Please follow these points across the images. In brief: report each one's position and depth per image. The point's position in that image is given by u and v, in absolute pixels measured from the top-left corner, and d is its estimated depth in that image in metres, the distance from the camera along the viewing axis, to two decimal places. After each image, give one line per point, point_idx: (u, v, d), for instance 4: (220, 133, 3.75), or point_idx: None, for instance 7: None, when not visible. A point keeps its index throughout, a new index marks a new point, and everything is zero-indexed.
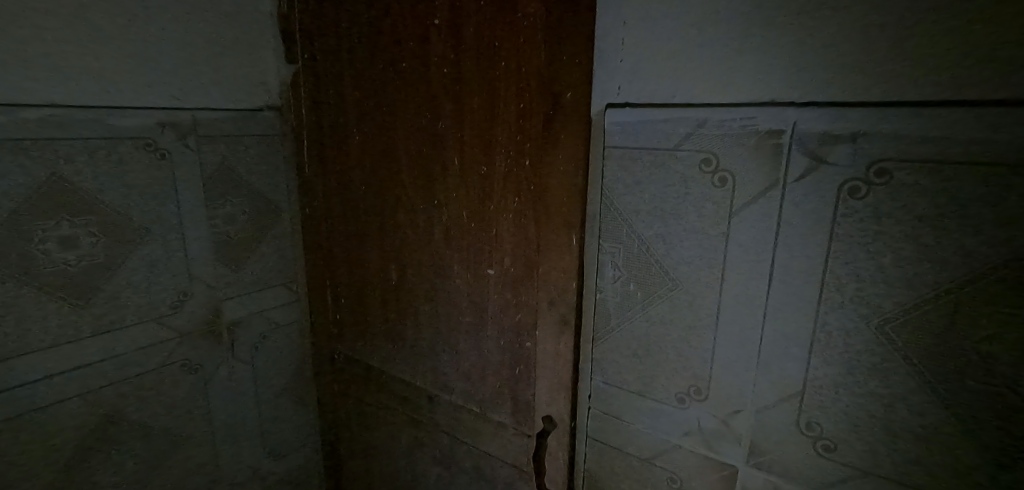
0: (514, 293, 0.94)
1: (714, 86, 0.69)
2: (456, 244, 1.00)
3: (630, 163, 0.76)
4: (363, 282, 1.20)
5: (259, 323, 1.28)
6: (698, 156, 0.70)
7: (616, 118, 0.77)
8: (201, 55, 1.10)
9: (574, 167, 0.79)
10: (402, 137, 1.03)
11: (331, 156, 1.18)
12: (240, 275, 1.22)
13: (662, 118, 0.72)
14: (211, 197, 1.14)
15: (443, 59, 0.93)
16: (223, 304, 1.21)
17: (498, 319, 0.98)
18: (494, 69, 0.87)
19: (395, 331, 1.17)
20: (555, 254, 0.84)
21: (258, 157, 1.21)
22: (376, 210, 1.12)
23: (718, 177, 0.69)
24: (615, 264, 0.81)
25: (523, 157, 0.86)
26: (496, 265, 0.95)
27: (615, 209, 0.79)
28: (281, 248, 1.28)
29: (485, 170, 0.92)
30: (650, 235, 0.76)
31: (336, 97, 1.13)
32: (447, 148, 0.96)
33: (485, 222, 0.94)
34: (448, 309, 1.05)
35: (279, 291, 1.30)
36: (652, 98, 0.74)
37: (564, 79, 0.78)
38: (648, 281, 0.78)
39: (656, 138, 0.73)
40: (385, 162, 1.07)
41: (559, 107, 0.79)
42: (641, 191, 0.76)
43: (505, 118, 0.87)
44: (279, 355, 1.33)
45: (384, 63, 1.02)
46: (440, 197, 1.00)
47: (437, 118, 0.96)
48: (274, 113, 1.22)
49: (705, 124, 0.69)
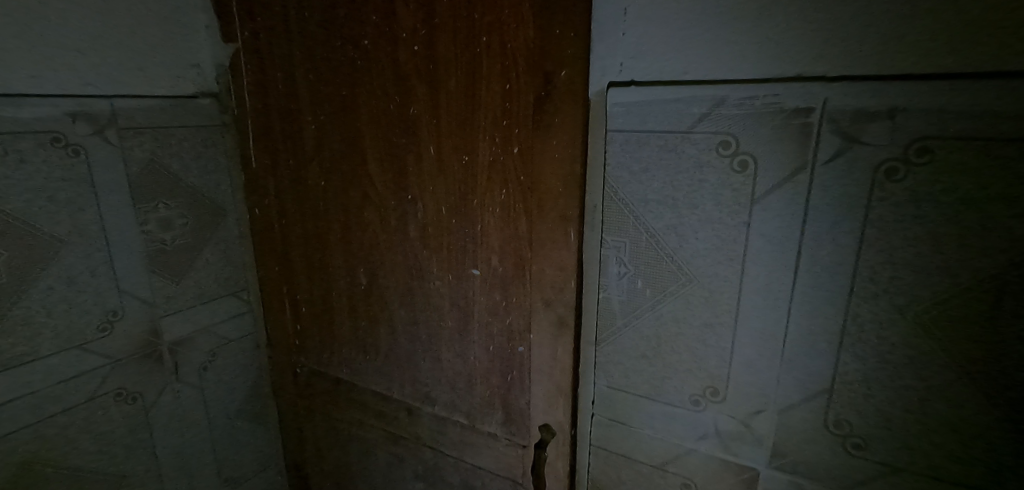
0: (504, 294, 0.86)
1: (730, 60, 0.62)
2: (435, 243, 0.91)
3: (636, 148, 0.69)
4: (327, 289, 1.09)
5: (207, 340, 1.13)
6: (714, 139, 0.64)
7: (619, 99, 0.69)
8: (116, 34, 0.94)
9: (570, 155, 0.73)
10: (366, 125, 0.92)
11: (282, 149, 1.05)
12: (180, 287, 1.08)
13: (674, 98, 0.65)
14: (139, 200, 1.00)
15: (414, 35, 0.83)
16: (163, 322, 1.06)
17: (486, 324, 0.90)
18: (474, 45, 0.78)
19: (367, 341, 1.06)
20: (551, 251, 0.79)
21: (194, 152, 1.06)
22: (339, 208, 1.00)
23: (737, 162, 0.63)
24: (620, 260, 0.74)
25: (511, 145, 0.79)
26: (482, 265, 0.87)
27: (619, 200, 0.72)
28: (227, 254, 1.14)
29: (466, 160, 0.84)
30: (660, 228, 0.70)
31: (286, 82, 1.00)
32: (421, 136, 0.87)
33: (468, 218, 0.86)
34: (428, 314, 0.96)
35: (227, 302, 1.16)
36: (659, 74, 0.66)
37: (555, 55, 0.72)
38: (657, 278, 0.72)
39: (667, 121, 0.66)
40: (347, 153, 0.96)
41: (552, 88, 0.73)
42: (650, 180, 0.69)
43: (488, 101, 0.79)
44: (232, 374, 1.19)
45: (343, 41, 0.91)
46: (414, 192, 0.90)
47: (408, 102, 0.87)
48: (209, 99, 1.07)
49: (722, 103, 0.63)
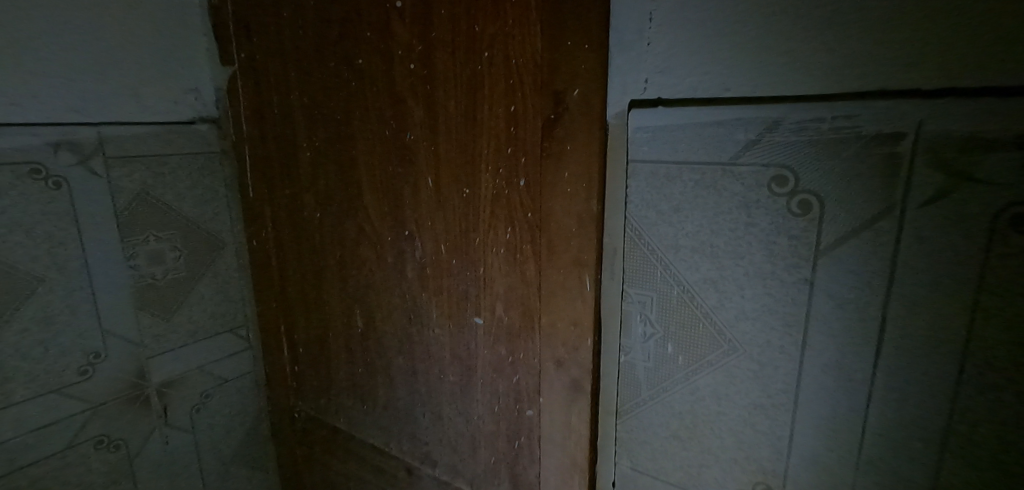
0: (510, 348, 0.74)
1: (786, 72, 0.48)
2: (434, 286, 0.80)
3: (665, 183, 0.56)
4: (324, 330, 0.99)
5: (200, 381, 1.05)
6: (766, 173, 0.50)
7: (644, 122, 0.56)
8: (106, 58, 0.88)
9: (585, 189, 0.61)
10: (362, 152, 0.83)
11: (279, 178, 0.97)
12: (171, 325, 1.00)
13: (714, 121, 0.52)
14: (126, 234, 0.93)
15: (409, 51, 0.73)
16: (151, 363, 0.98)
17: (490, 381, 0.78)
18: (475, 62, 0.67)
19: (364, 389, 0.96)
20: (563, 302, 0.66)
21: (190, 181, 0.99)
22: (335, 243, 0.91)
23: (797, 202, 0.49)
24: (645, 318, 0.60)
25: (516, 177, 0.67)
26: (486, 313, 0.75)
27: (645, 245, 0.59)
28: (224, 289, 1.06)
29: (467, 193, 0.72)
30: (695, 281, 0.56)
31: (282, 106, 0.92)
32: (418, 166, 0.76)
33: (470, 259, 0.74)
34: (428, 365, 0.85)
35: (224, 340, 1.08)
36: (694, 91, 0.53)
37: (566, 71, 0.60)
38: (691, 342, 0.58)
39: (705, 149, 0.53)
40: (343, 183, 0.87)
41: (564, 110, 0.61)
42: (684, 222, 0.55)
43: (491, 126, 0.68)
44: (228, 417, 1.11)
45: (337, 61, 0.82)
46: (412, 228, 0.80)
47: (405, 127, 0.76)
48: (207, 125, 1.00)
49: (778, 126, 0.49)
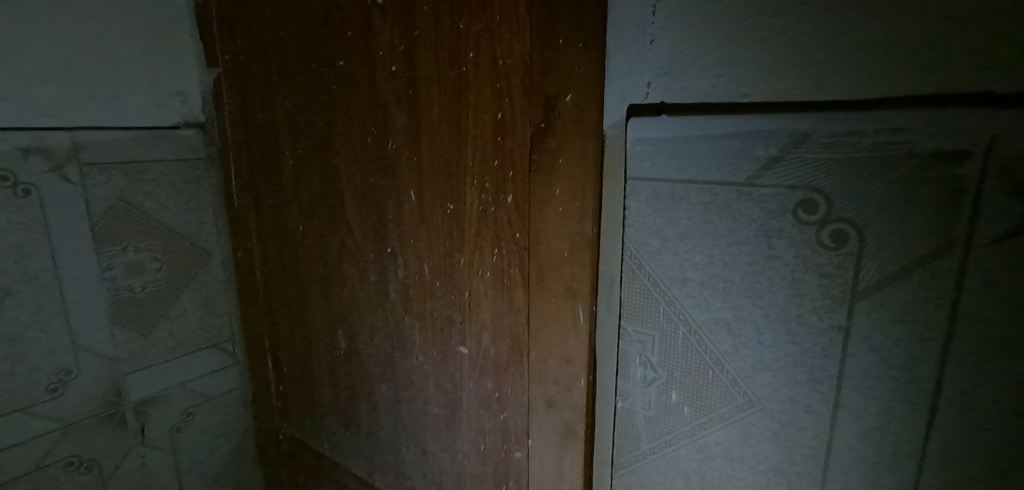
0: (497, 382, 0.66)
1: (816, 75, 0.39)
2: (418, 309, 0.73)
3: (670, 204, 0.47)
4: (308, 350, 0.92)
5: (181, 399, 0.99)
6: (791, 196, 0.41)
7: (645, 134, 0.47)
8: (84, 57, 0.82)
9: (579, 209, 0.53)
10: (344, 161, 0.76)
11: (263, 188, 0.91)
12: (150, 340, 0.94)
13: (728, 133, 0.43)
14: (103, 245, 0.86)
15: (391, 52, 0.66)
16: (128, 380, 0.92)
17: (476, 417, 0.70)
18: (460, 64, 0.60)
19: (347, 415, 0.89)
20: (554, 335, 0.58)
21: (173, 188, 0.93)
22: (318, 258, 0.85)
23: (829, 232, 0.40)
24: (645, 360, 0.52)
25: (503, 192, 0.59)
26: (471, 343, 0.67)
27: (646, 276, 0.50)
28: (209, 303, 1.00)
29: (451, 209, 0.65)
30: (704, 322, 0.47)
31: (265, 111, 0.86)
32: (401, 177, 0.69)
33: (454, 282, 0.67)
34: (411, 393, 0.77)
35: (208, 356, 1.02)
36: (705, 97, 0.45)
37: (558, 75, 0.51)
38: (698, 392, 0.49)
39: (717, 166, 0.44)
40: (325, 194, 0.80)
41: (555, 118, 0.52)
42: (691, 251, 0.47)
43: (477, 135, 0.60)
44: (212, 436, 1.05)
45: (319, 62, 0.75)
46: (395, 245, 0.73)
47: (387, 135, 0.70)
48: (193, 130, 0.94)
49: (806, 140, 0.40)
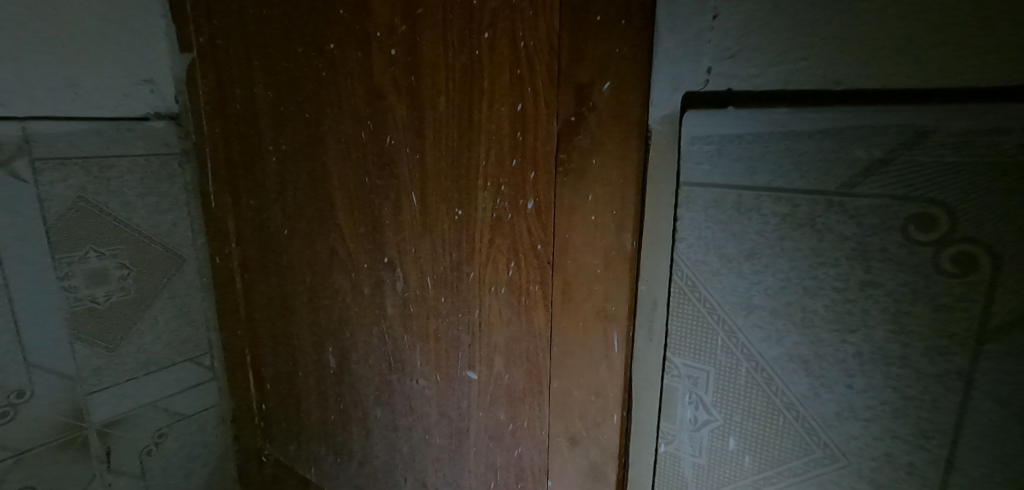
0: (510, 414, 0.58)
1: (941, 58, 0.31)
2: (419, 328, 0.64)
3: (735, 216, 0.39)
4: (293, 367, 0.83)
5: (152, 420, 0.90)
6: (899, 210, 0.33)
7: (705, 130, 0.39)
8: (37, 36, 0.71)
9: (616, 219, 0.45)
10: (334, 159, 0.67)
11: (243, 188, 0.82)
12: (116, 356, 0.84)
13: (816, 129, 0.35)
14: (60, 251, 0.76)
15: (390, 33, 0.57)
16: (90, 401, 0.82)
17: (485, 451, 0.61)
18: (471, 46, 0.51)
19: (338, 441, 0.80)
20: (582, 364, 0.50)
21: (142, 186, 0.83)
22: (304, 266, 0.76)
23: (949, 255, 0.32)
24: (697, 400, 0.44)
25: (522, 196, 0.50)
26: (480, 368, 0.59)
27: (700, 301, 0.42)
28: (184, 313, 0.90)
29: (459, 215, 0.56)
30: (775, 359, 0.40)
31: (245, 101, 0.76)
32: (400, 178, 0.61)
33: (462, 298, 0.58)
34: (410, 421, 0.69)
35: (183, 371, 0.92)
36: (784, 84, 0.36)
37: (591, 59, 0.43)
38: (764, 441, 0.42)
39: (800, 172, 0.36)
40: (313, 195, 0.71)
41: (588, 110, 0.44)
42: (762, 273, 0.39)
43: (491, 130, 0.51)
44: (187, 459, 0.96)
45: (306, 45, 0.66)
46: (393, 255, 0.64)
47: (384, 129, 0.61)
48: (164, 122, 0.84)
49: (923, 139, 0.32)
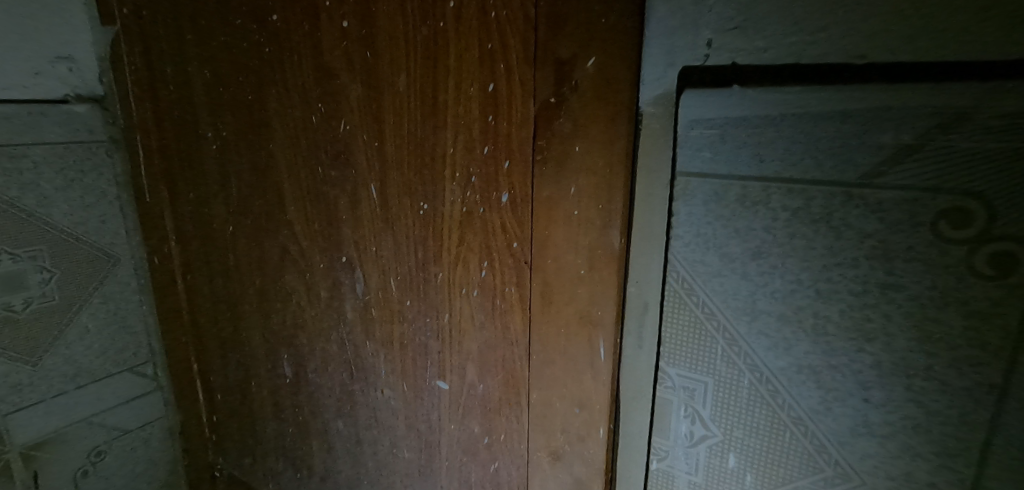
0: (486, 427, 0.52)
1: (980, 39, 0.28)
2: (382, 334, 0.58)
3: (739, 212, 0.36)
4: (244, 375, 0.76)
5: (87, 438, 0.81)
6: (929, 204, 0.30)
7: (707, 112, 0.35)
8: None
9: (603, 214, 0.40)
10: (281, 146, 0.60)
11: (181, 180, 0.73)
12: (41, 371, 0.74)
13: (835, 112, 0.32)
14: None
15: (341, 2, 0.50)
16: (11, 421, 0.73)
17: (458, 466, 0.56)
18: (434, 16, 0.45)
19: (297, 454, 0.74)
20: (565, 374, 0.45)
21: (63, 179, 0.72)
22: (253, 266, 0.68)
23: (984, 256, 0.29)
24: (692, 413, 0.42)
25: (495, 188, 0.45)
26: (452, 377, 0.53)
27: (699, 307, 0.39)
28: (120, 319, 0.82)
29: (425, 210, 0.50)
30: (781, 370, 0.37)
31: (179, 82, 0.68)
32: (357, 168, 0.54)
33: (430, 302, 0.53)
34: (375, 433, 0.63)
35: (121, 382, 0.83)
36: (800, 65, 0.33)
37: (574, 31, 0.37)
38: (766, 460, 0.40)
39: (815, 161, 0.33)
40: (259, 187, 0.64)
41: (570, 91, 0.39)
42: (769, 275, 0.36)
43: (459, 113, 0.45)
44: (130, 477, 0.87)
45: (245, 16, 0.58)
46: (353, 254, 0.58)
47: (337, 113, 0.54)
48: (87, 105, 0.74)
49: (959, 123, 0.29)
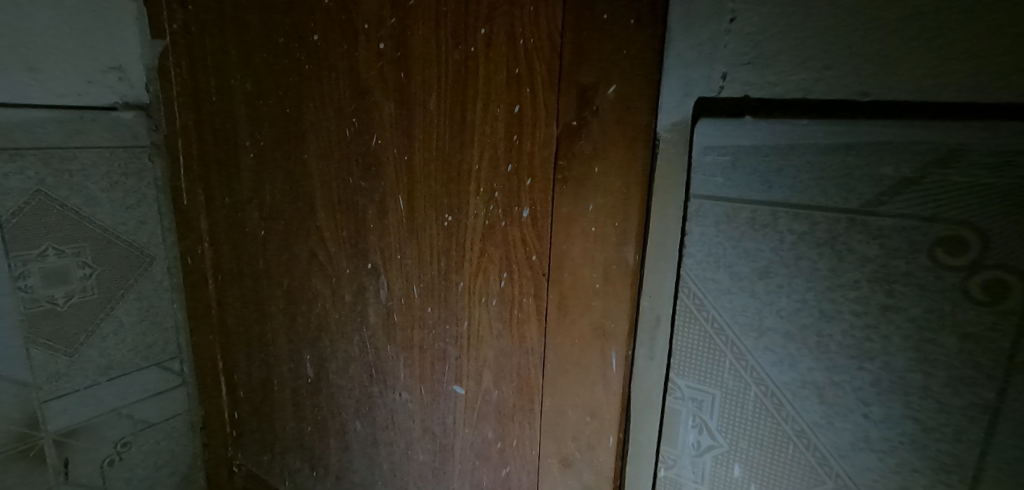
0: (499, 432, 0.54)
1: (975, 82, 0.30)
2: (402, 339, 0.61)
3: (748, 234, 0.38)
4: (268, 374, 0.79)
5: (115, 428, 0.84)
6: (926, 232, 0.32)
7: (719, 140, 0.38)
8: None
9: (618, 233, 0.42)
10: (315, 157, 0.63)
11: (218, 185, 0.77)
12: (77, 362, 0.78)
13: (839, 144, 0.34)
14: (15, 248, 0.70)
15: (379, 26, 0.53)
16: (48, 408, 0.77)
17: (470, 470, 0.58)
18: (466, 42, 0.48)
19: (314, 453, 0.76)
20: (577, 383, 0.47)
21: (108, 181, 0.77)
22: (281, 270, 0.72)
23: (978, 283, 0.31)
24: (701, 423, 0.43)
25: (516, 204, 0.47)
26: (469, 382, 0.56)
27: (708, 322, 0.41)
28: (153, 316, 0.85)
29: (448, 222, 0.53)
30: (785, 384, 0.39)
31: (221, 93, 0.72)
32: (386, 180, 0.57)
33: (451, 310, 0.55)
34: (391, 434, 0.65)
35: (150, 376, 0.87)
36: (810, 100, 0.35)
37: (595, 61, 0.40)
38: (770, 470, 0.41)
39: (821, 189, 0.35)
40: (291, 195, 0.67)
41: (591, 115, 0.42)
42: (776, 294, 0.38)
43: (485, 132, 0.48)
44: (152, 470, 0.90)
45: (287, 35, 0.62)
46: (378, 261, 0.60)
47: (369, 128, 0.57)
48: (133, 112, 0.78)
49: (954, 160, 0.31)
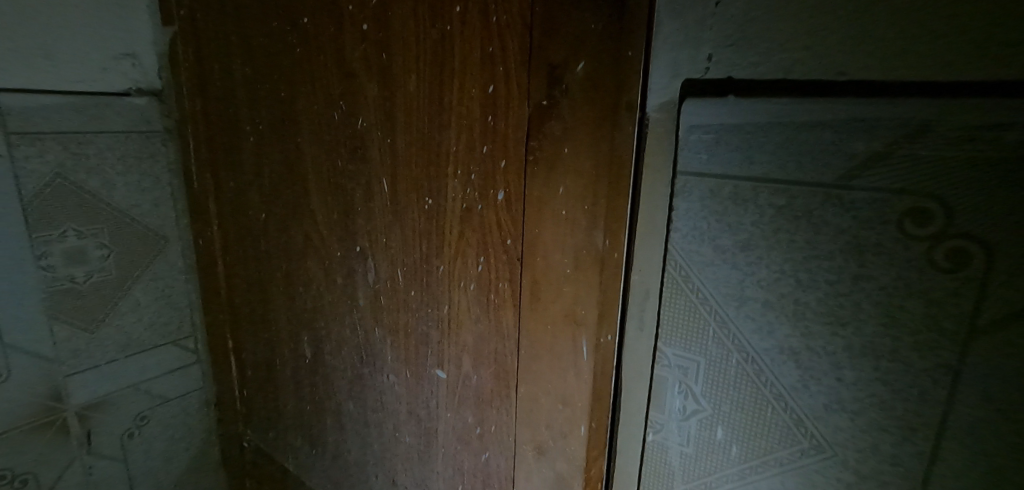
0: (479, 417, 0.54)
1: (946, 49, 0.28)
2: (389, 322, 0.61)
3: (733, 207, 0.36)
4: (271, 355, 0.81)
5: (134, 403, 0.88)
6: (893, 203, 0.31)
7: (708, 120, 0.36)
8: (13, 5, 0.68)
9: (587, 217, 0.41)
10: (308, 140, 0.64)
11: (224, 169, 0.79)
12: (96, 338, 0.82)
13: (817, 120, 0.32)
14: (36, 228, 0.73)
15: (362, 7, 0.53)
16: (70, 382, 0.81)
17: (453, 453, 0.58)
18: (443, 22, 0.47)
19: (313, 432, 0.78)
20: (550, 370, 0.46)
21: (123, 165, 0.80)
22: (281, 252, 0.73)
23: (943, 252, 0.30)
24: (686, 389, 0.41)
25: (490, 186, 0.47)
26: (450, 367, 0.55)
27: (693, 288, 0.39)
28: (168, 296, 0.89)
29: (429, 205, 0.53)
30: (765, 350, 0.37)
31: (224, 79, 0.73)
32: (372, 163, 0.57)
33: (433, 294, 0.55)
34: (381, 416, 0.66)
35: (166, 354, 0.90)
36: (787, 75, 0.33)
37: (563, 38, 0.39)
38: (754, 432, 0.39)
39: (795, 164, 0.33)
40: (288, 179, 0.68)
41: (561, 94, 0.40)
42: (755, 264, 0.36)
43: (462, 114, 0.47)
44: (169, 443, 0.94)
45: (280, 19, 0.62)
46: (366, 244, 0.61)
47: (354, 112, 0.57)
48: (146, 98, 0.81)
49: (923, 134, 0.29)
